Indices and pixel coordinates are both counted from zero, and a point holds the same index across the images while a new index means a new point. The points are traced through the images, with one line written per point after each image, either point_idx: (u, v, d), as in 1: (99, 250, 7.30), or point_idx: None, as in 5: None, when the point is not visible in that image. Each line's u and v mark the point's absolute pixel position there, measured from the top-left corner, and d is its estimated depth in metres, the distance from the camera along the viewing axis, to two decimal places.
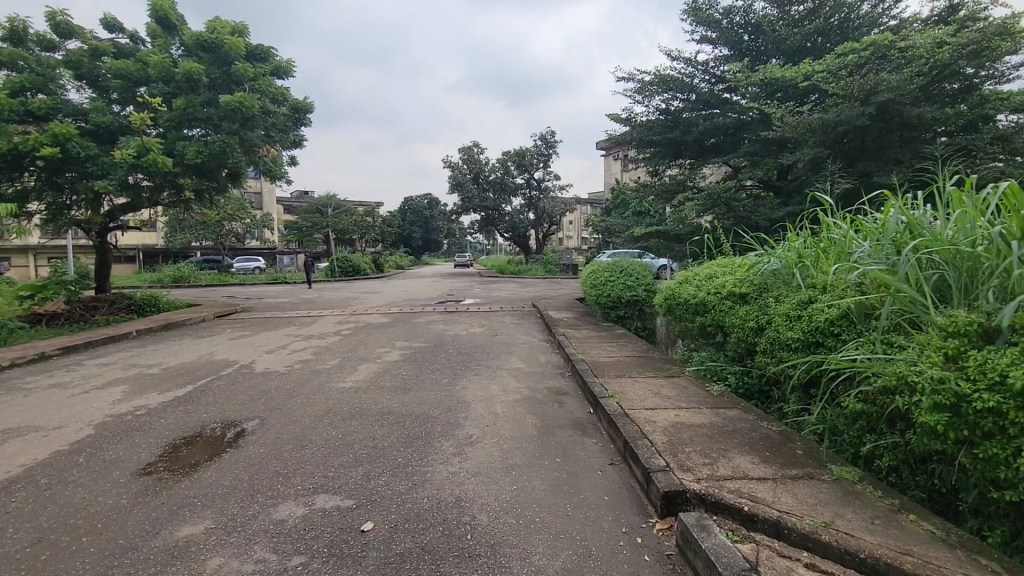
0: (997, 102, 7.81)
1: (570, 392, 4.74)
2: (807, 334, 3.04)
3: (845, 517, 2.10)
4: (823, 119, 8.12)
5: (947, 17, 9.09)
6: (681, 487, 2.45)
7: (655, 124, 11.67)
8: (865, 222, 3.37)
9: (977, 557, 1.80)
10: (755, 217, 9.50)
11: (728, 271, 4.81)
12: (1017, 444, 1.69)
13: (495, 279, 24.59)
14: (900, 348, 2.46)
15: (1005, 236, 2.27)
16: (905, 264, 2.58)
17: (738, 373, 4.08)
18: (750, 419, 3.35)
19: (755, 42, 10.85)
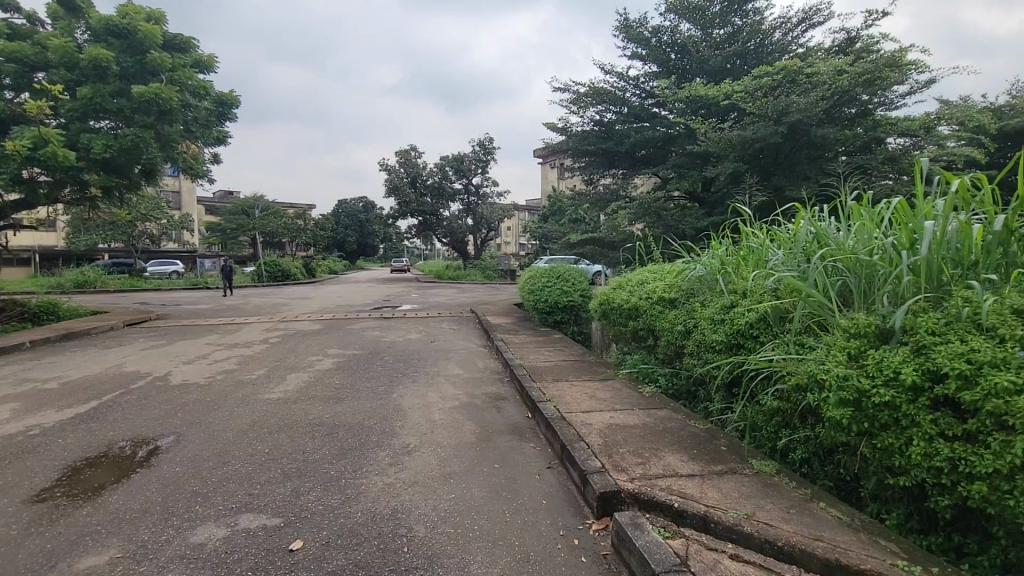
0: (887, 126, 8.71)
1: (508, 397, 4.75)
2: (730, 336, 3.23)
3: (764, 508, 2.24)
4: (741, 136, 8.77)
5: (846, 48, 10.04)
6: (616, 487, 2.52)
7: (589, 134, 12.12)
8: (780, 232, 3.63)
9: (877, 538, 1.98)
10: (682, 226, 9.99)
11: (659, 277, 5.02)
12: (908, 434, 1.88)
13: (432, 285, 24.26)
14: (810, 348, 2.66)
15: (896, 246, 2.52)
16: (814, 271, 2.81)
17: (668, 374, 4.26)
18: (680, 418, 3.50)
19: (681, 61, 11.49)
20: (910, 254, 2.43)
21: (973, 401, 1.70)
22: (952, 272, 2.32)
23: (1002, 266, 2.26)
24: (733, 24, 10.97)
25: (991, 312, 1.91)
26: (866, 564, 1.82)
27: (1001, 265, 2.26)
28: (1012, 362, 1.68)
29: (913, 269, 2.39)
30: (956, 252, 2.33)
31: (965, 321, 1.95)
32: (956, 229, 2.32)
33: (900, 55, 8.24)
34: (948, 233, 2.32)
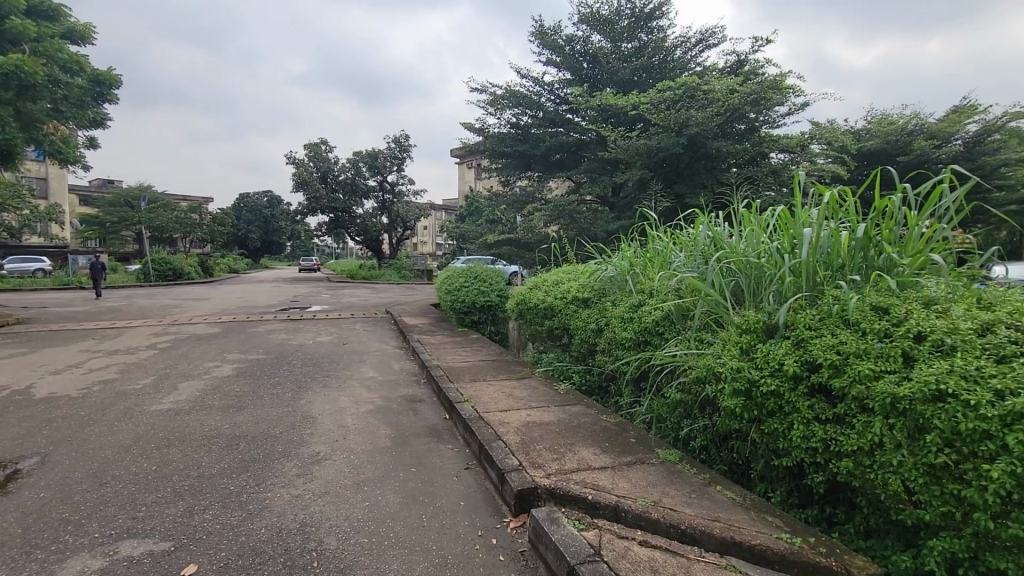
0: (770, 142, 9.65)
1: (424, 399, 4.67)
2: (639, 334, 3.41)
3: (669, 495, 2.38)
4: (647, 145, 9.36)
5: (736, 69, 11.01)
6: (533, 484, 2.56)
7: (506, 136, 12.31)
8: (682, 235, 3.89)
9: (764, 515, 2.18)
10: (594, 228, 10.41)
11: (573, 278, 5.19)
12: (790, 420, 2.08)
13: (343, 284, 23.33)
14: (708, 344, 2.88)
15: (780, 249, 2.78)
16: (711, 272, 3.04)
17: (582, 371, 4.41)
18: (592, 413, 3.64)
19: (592, 70, 11.99)
20: (791, 257, 2.70)
21: (842, 387, 1.92)
22: (825, 273, 2.60)
23: (863, 268, 2.57)
24: (639, 39, 11.63)
25: (855, 308, 2.16)
26: (756, 540, 2.00)
27: (862, 267, 2.58)
28: (872, 352, 1.91)
29: (793, 270, 2.65)
30: (827, 255, 2.63)
31: (835, 317, 2.19)
32: (828, 235, 2.62)
33: (780, 78, 9.15)
34: (821, 238, 2.61)
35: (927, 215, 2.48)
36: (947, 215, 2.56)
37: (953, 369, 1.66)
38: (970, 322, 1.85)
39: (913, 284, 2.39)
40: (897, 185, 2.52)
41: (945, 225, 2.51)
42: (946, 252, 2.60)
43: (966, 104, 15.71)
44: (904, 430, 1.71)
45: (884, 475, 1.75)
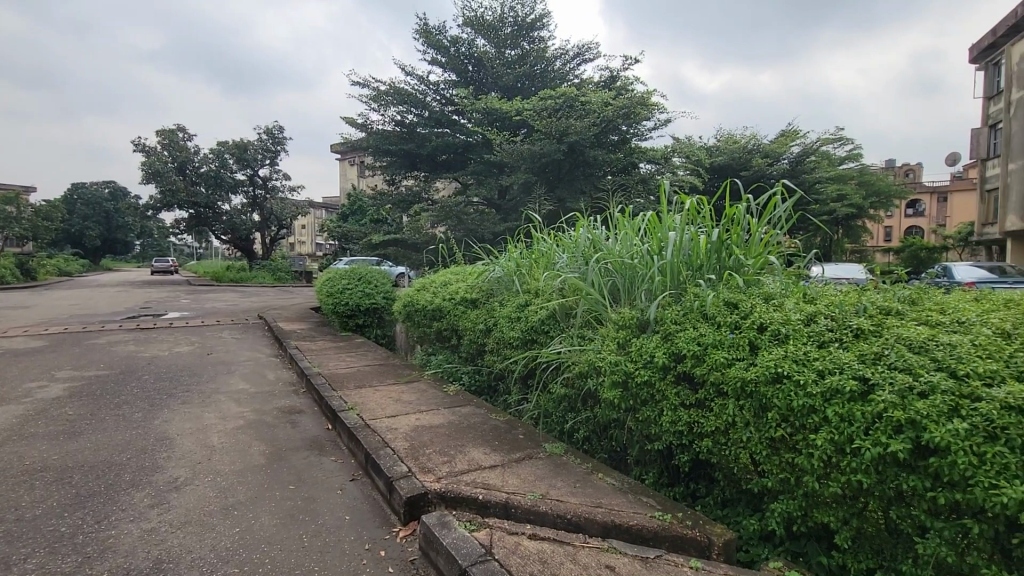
0: (639, 153, 10.54)
1: (304, 410, 4.36)
2: (525, 333, 3.52)
3: (556, 487, 2.47)
4: (530, 151, 9.96)
5: (610, 84, 11.84)
6: (422, 490, 2.51)
7: (390, 133, 11.99)
8: (564, 237, 4.07)
9: (639, 496, 2.36)
10: (481, 230, 10.57)
11: (461, 279, 5.20)
12: (660, 407, 2.29)
13: (207, 287, 21.04)
14: (589, 339, 3.05)
15: (650, 251, 3.04)
16: (591, 271, 3.22)
17: (471, 372, 4.42)
18: (482, 413, 3.67)
19: (477, 74, 12.13)
20: (659, 258, 2.97)
21: (702, 375, 2.15)
22: (686, 273, 2.89)
23: (717, 268, 2.89)
24: (522, 47, 12.01)
25: (712, 304, 2.43)
26: (633, 521, 2.15)
27: (716, 267, 2.90)
28: (725, 342, 2.16)
29: (662, 271, 2.92)
30: (689, 256, 2.92)
31: (696, 312, 2.45)
32: (688, 239, 2.91)
33: (647, 95, 10.01)
34: (683, 242, 2.90)
35: (765, 223, 2.87)
36: (780, 223, 2.98)
37: (788, 355, 1.93)
38: (799, 314, 2.17)
39: (755, 282, 2.74)
40: (743, 196, 2.89)
41: (778, 231, 2.92)
42: (779, 254, 3.02)
43: (791, 128, 18.51)
44: (750, 410, 1.95)
45: (735, 451, 1.99)
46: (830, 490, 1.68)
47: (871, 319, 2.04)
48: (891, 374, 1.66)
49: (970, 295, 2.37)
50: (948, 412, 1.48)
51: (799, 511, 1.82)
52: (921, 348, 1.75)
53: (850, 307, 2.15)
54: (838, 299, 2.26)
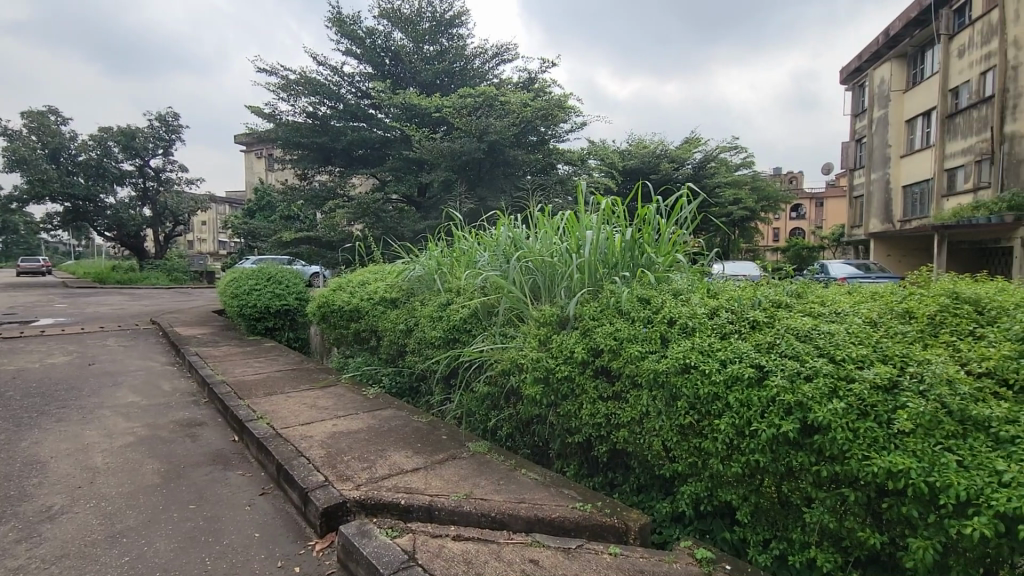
0: (557, 154, 10.86)
1: (206, 422, 4.02)
2: (448, 332, 3.49)
3: (480, 486, 2.47)
4: (450, 148, 9.97)
5: (528, 85, 12.08)
6: (340, 499, 2.41)
7: (301, 126, 11.42)
8: (484, 236, 4.06)
9: (561, 488, 2.42)
10: (401, 229, 10.36)
11: (380, 278, 5.04)
12: (580, 401, 2.37)
13: (88, 290, 18.81)
14: (511, 337, 3.08)
15: (569, 250, 3.12)
16: (512, 269, 3.25)
17: (391, 374, 4.29)
18: (403, 416, 3.58)
19: (395, 68, 11.84)
20: (577, 256, 3.06)
21: (618, 368, 2.24)
22: (602, 270, 3.00)
23: (631, 265, 3.03)
24: (440, 43, 11.92)
25: (627, 299, 2.55)
26: (556, 513, 2.20)
27: (630, 265, 3.03)
28: (638, 336, 2.28)
29: (580, 268, 3.01)
30: (605, 255, 3.03)
31: (611, 308, 2.56)
32: (604, 237, 3.03)
33: (564, 99, 10.33)
34: (600, 240, 3.01)
35: (673, 223, 3.06)
36: (686, 223, 3.18)
37: (694, 347, 2.07)
38: (704, 307, 2.32)
39: (665, 279, 2.90)
40: (653, 197, 3.05)
41: (685, 231, 3.12)
42: (686, 252, 3.23)
43: (694, 136, 19.87)
44: (662, 399, 2.06)
45: (649, 439, 2.09)
46: (733, 470, 1.81)
47: (765, 312, 2.23)
48: (782, 362, 1.82)
49: (844, 289, 2.66)
50: (828, 394, 1.65)
51: (705, 491, 1.95)
52: (806, 336, 1.94)
53: (747, 301, 2.34)
54: (737, 294, 2.45)
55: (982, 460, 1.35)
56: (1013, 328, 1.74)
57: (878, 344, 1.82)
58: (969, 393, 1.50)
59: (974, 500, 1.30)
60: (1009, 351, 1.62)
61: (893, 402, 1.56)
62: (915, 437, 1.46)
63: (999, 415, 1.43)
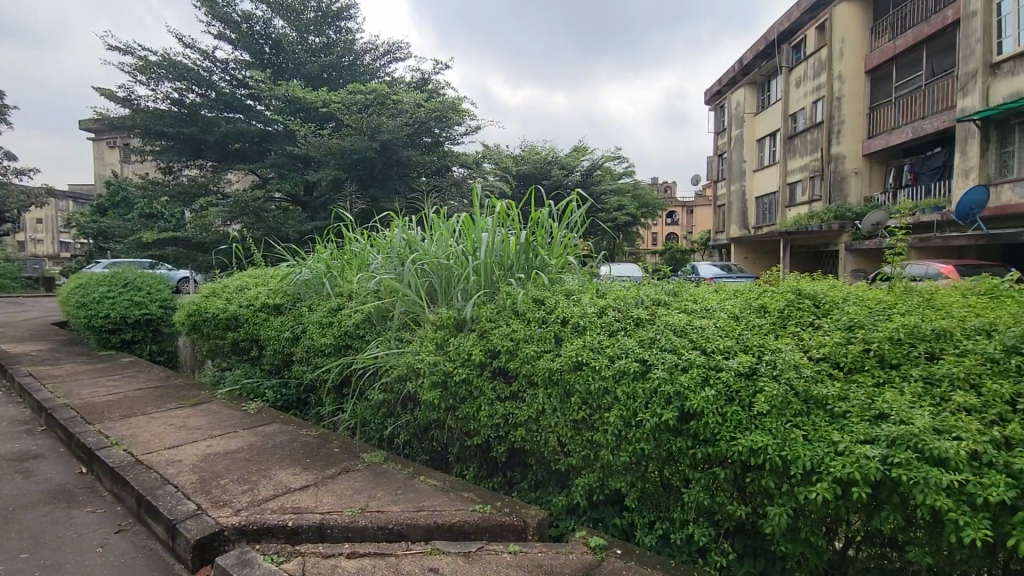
0: (451, 156, 10.78)
1: (45, 453, 3.44)
2: (338, 339, 3.31)
3: (376, 498, 2.37)
4: (340, 145, 9.66)
5: (422, 86, 11.99)
6: (216, 527, 2.17)
7: (164, 114, 10.39)
8: (377, 237, 3.92)
9: (461, 492, 2.41)
10: (285, 229, 9.74)
11: (261, 283, 4.67)
12: (478, 403, 2.38)
13: None
14: (407, 341, 3.00)
15: (464, 252, 3.12)
16: (408, 272, 3.17)
17: (276, 386, 3.97)
18: (290, 430, 3.33)
19: (275, 57, 11.09)
20: (473, 258, 3.06)
21: (515, 368, 2.29)
22: (498, 272, 3.04)
23: (525, 268, 3.10)
24: (326, 35, 11.33)
25: (522, 301, 2.61)
26: (456, 518, 2.18)
27: (525, 267, 3.10)
28: (534, 336, 2.34)
29: (476, 271, 3.02)
30: (500, 257, 3.08)
31: (507, 309, 2.61)
32: (499, 240, 3.08)
33: (458, 102, 10.39)
34: (495, 243, 3.06)
35: (564, 227, 3.20)
36: (577, 227, 3.34)
37: (585, 344, 2.17)
38: (593, 307, 2.44)
39: (558, 280, 3.01)
40: (546, 201, 3.15)
41: (575, 234, 3.27)
42: (576, 254, 3.37)
43: (582, 144, 20.98)
44: (556, 396, 2.14)
45: (545, 436, 2.16)
46: (621, 459, 1.92)
47: (647, 309, 2.41)
48: (662, 355, 1.98)
49: (712, 287, 2.95)
50: (700, 382, 1.82)
51: (598, 482, 2.05)
52: (683, 331, 2.13)
53: (632, 300, 2.51)
54: (623, 293, 2.62)
55: (821, 433, 1.57)
56: (842, 318, 2.04)
57: (739, 336, 2.04)
58: (811, 375, 1.74)
59: (817, 468, 1.49)
60: (839, 338, 1.90)
61: (753, 386, 1.76)
62: (770, 417, 1.66)
63: (834, 393, 1.66)
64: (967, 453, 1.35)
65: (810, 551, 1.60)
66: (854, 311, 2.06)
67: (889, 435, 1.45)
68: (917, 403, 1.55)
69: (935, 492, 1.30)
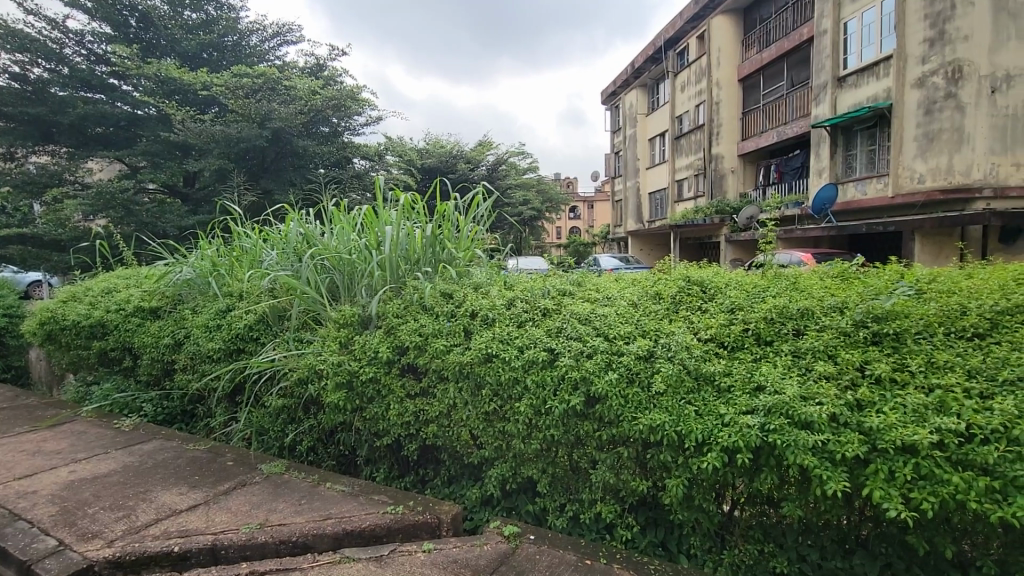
0: (353, 149, 10.91)
1: None
2: (229, 342, 3.04)
3: (277, 510, 2.22)
4: (225, 132, 9.36)
5: (316, 73, 11.68)
6: (85, 563, 1.91)
7: (3, 89, 9.39)
8: (270, 232, 3.65)
9: (371, 495, 2.33)
10: (161, 224, 9.18)
11: (133, 285, 4.17)
12: (387, 402, 2.31)
13: None
14: (307, 342, 2.83)
15: (368, 246, 2.99)
16: (305, 268, 2.96)
17: (155, 399, 3.55)
18: (174, 446, 3.01)
19: (144, 33, 11.57)
20: (377, 252, 2.95)
21: (425, 363, 2.25)
22: (404, 267, 2.97)
23: (432, 260, 3.06)
24: (205, 12, 12.14)
25: (430, 295, 2.58)
26: (366, 523, 2.10)
27: (431, 260, 3.06)
28: (443, 330, 2.31)
29: (380, 266, 2.92)
30: (405, 251, 3.00)
31: (415, 304, 2.56)
32: (404, 233, 3.00)
33: (356, 91, 10.71)
34: (400, 236, 2.97)
35: (470, 219, 3.21)
36: (484, 219, 3.36)
37: (494, 336, 2.19)
38: (501, 299, 2.46)
39: (466, 273, 2.99)
40: (451, 194, 3.12)
41: (482, 227, 3.28)
42: (483, 248, 3.38)
43: (486, 140, 21.05)
44: (468, 390, 2.13)
45: (457, 430, 2.15)
46: (532, 446, 1.97)
47: (552, 299, 2.48)
48: (568, 343, 2.05)
49: (612, 277, 3.10)
50: (604, 367, 1.91)
51: (510, 471, 2.07)
52: (586, 319, 2.22)
53: (538, 290, 2.57)
54: (529, 285, 2.66)
55: (709, 407, 1.71)
56: (725, 302, 2.24)
57: (638, 321, 2.17)
58: (701, 355, 1.89)
59: (706, 440, 1.63)
60: (723, 320, 2.08)
61: (652, 368, 1.88)
62: (666, 395, 1.78)
63: (720, 369, 1.82)
64: (828, 415, 1.53)
65: (703, 516, 1.75)
66: (735, 295, 2.27)
67: (766, 406, 1.62)
68: (787, 374, 1.75)
69: (803, 452, 1.48)
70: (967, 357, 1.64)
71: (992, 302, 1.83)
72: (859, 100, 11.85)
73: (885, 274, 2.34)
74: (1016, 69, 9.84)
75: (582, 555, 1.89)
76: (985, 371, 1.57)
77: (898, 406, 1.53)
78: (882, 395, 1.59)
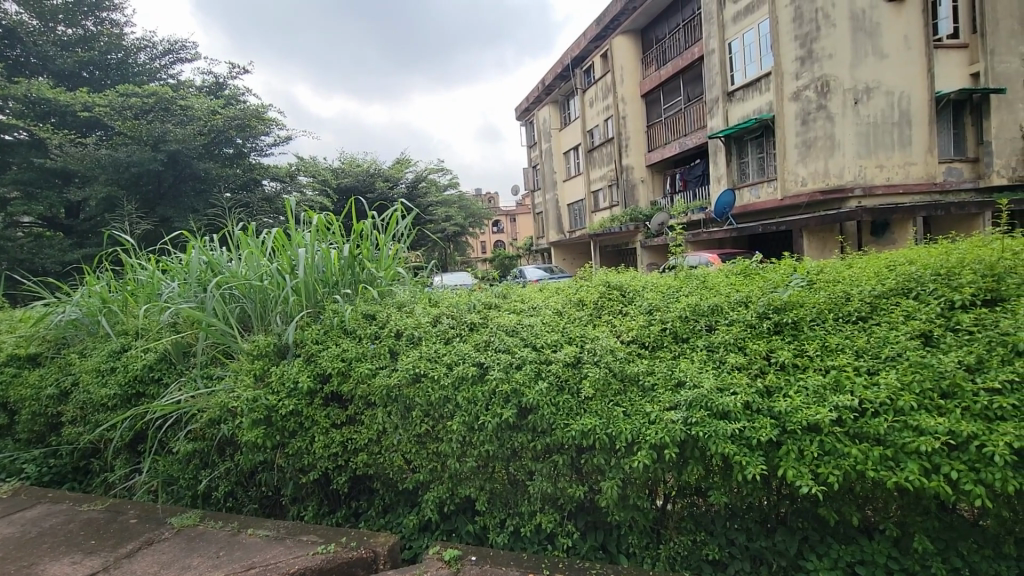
0: (260, 171, 10.40)
1: None
2: (126, 386, 2.73)
3: (191, 567, 2.01)
4: (113, 156, 8.60)
5: (215, 91, 11.04)
6: None
7: None
8: (170, 261, 3.35)
9: (300, 536, 2.17)
10: (39, 261, 8.30)
11: (6, 331, 3.66)
12: (311, 434, 2.18)
13: None
14: (217, 378, 2.61)
15: (280, 271, 2.82)
16: (211, 299, 2.73)
17: (38, 458, 3.10)
18: (64, 509, 2.65)
19: (11, 50, 10.50)
20: (291, 277, 2.78)
21: (350, 390, 2.15)
22: (323, 290, 2.82)
23: (351, 282, 2.95)
24: (82, 27, 11.19)
25: (351, 318, 2.49)
26: (294, 566, 1.95)
27: (351, 281, 2.95)
28: (367, 353, 2.23)
29: (295, 291, 2.75)
30: (322, 273, 2.86)
31: (336, 328, 2.46)
32: (320, 255, 2.87)
33: (261, 110, 10.25)
34: (315, 258, 2.83)
35: (389, 237, 3.13)
36: (404, 237, 3.30)
37: (421, 355, 2.14)
38: (427, 317, 2.41)
39: (388, 292, 2.93)
40: (368, 213, 3.04)
41: (402, 245, 3.22)
42: (405, 266, 3.31)
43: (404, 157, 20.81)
44: (397, 413, 2.06)
45: (390, 456, 2.06)
46: (468, 465, 1.92)
47: (478, 314, 2.47)
48: (497, 356, 2.04)
49: (537, 287, 3.14)
50: (534, 376, 1.93)
51: (447, 493, 2.02)
52: (513, 331, 2.23)
53: (464, 305, 2.56)
54: (454, 301, 2.63)
55: (636, 407, 1.77)
56: (644, 304, 2.33)
57: (563, 329, 2.21)
58: (624, 356, 1.96)
59: (636, 439, 1.67)
60: (642, 321, 2.17)
61: (580, 374, 1.91)
62: (595, 399, 1.82)
63: (643, 369, 1.89)
64: (742, 403, 1.64)
65: (639, 514, 1.79)
66: (652, 297, 2.38)
67: (687, 400, 1.70)
68: (703, 367, 1.85)
69: (723, 440, 1.56)
70: (853, 339, 1.82)
71: (870, 287, 2.04)
72: (747, 112, 13.00)
73: (781, 268, 2.55)
74: (874, 82, 11.21)
75: (524, 569, 1.87)
76: (870, 351, 1.75)
77: (801, 389, 1.66)
78: (787, 380, 1.72)
